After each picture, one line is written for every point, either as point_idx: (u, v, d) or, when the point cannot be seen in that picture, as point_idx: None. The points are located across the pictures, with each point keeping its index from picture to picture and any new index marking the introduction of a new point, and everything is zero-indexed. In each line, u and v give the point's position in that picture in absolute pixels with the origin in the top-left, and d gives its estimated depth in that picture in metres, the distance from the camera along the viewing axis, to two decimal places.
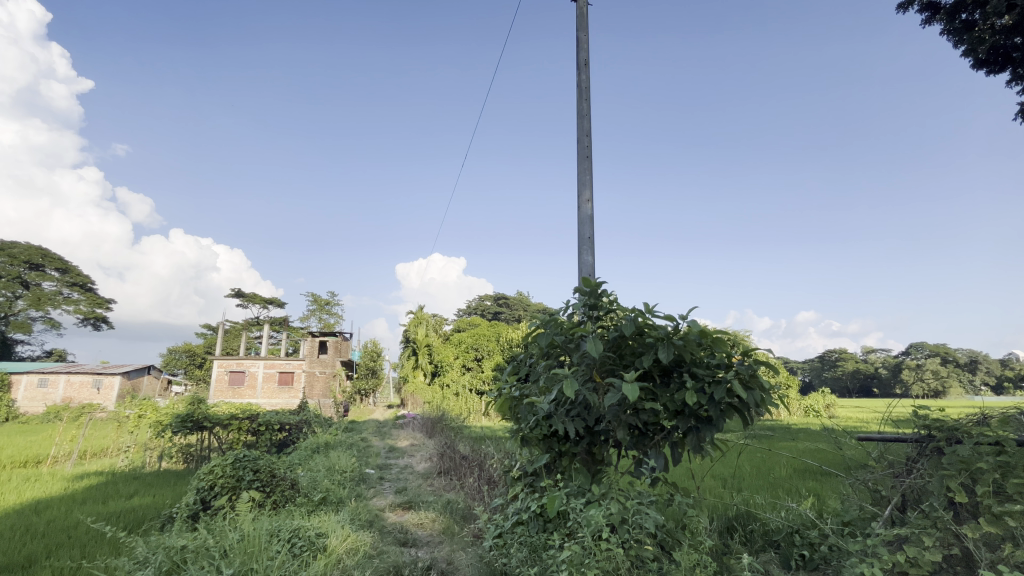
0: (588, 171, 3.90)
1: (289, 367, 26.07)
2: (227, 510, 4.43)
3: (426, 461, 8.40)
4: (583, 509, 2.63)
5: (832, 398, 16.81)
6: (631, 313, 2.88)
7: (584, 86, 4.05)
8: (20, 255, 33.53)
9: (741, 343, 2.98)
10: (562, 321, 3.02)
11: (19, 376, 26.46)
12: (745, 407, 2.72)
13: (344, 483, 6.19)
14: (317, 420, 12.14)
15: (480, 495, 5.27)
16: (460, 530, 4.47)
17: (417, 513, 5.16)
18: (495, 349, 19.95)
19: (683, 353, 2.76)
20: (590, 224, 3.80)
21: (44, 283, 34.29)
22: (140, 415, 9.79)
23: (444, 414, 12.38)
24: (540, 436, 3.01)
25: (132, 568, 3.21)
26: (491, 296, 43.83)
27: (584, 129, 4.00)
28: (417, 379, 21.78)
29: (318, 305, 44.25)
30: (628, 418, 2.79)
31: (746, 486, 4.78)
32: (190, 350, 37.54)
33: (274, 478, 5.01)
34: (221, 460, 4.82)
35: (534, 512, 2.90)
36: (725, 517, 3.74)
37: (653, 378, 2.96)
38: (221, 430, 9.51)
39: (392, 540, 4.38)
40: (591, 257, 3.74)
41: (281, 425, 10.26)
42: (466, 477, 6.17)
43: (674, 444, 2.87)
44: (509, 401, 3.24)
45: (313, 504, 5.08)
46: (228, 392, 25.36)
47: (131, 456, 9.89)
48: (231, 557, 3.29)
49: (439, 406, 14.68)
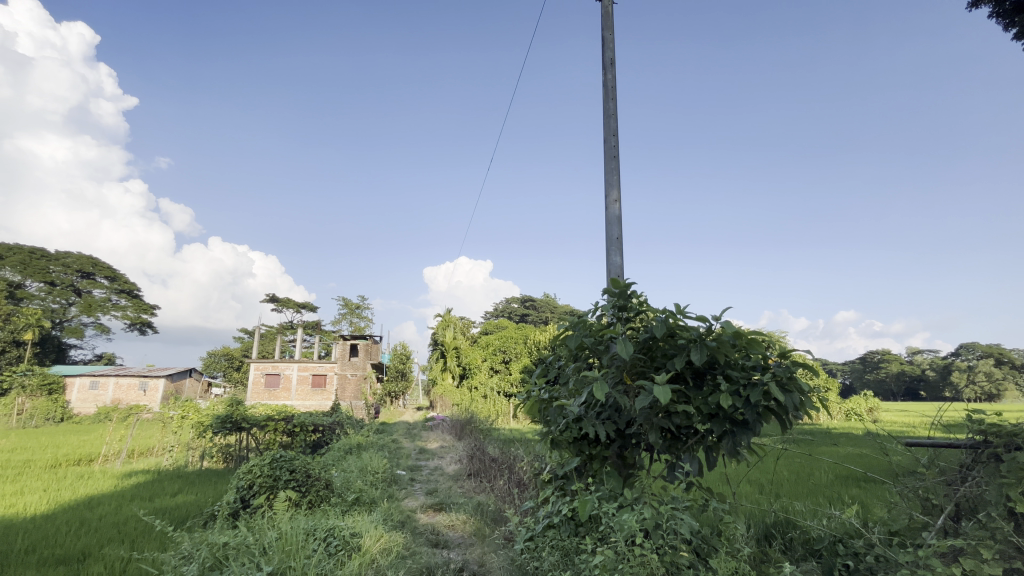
0: (615, 171, 3.85)
1: (322, 370, 26.74)
2: (265, 509, 4.57)
3: (456, 464, 8.47)
4: (616, 514, 2.59)
5: (875, 402, 16.11)
6: (661, 314, 2.83)
7: (610, 86, 4.01)
8: (73, 264, 35.55)
9: (778, 344, 2.88)
10: (591, 322, 3.00)
11: (72, 379, 27.99)
12: (783, 410, 2.63)
13: (377, 484, 6.31)
14: (349, 422, 12.40)
15: (510, 498, 5.26)
16: (491, 532, 4.48)
17: (448, 515, 5.21)
18: (523, 351, 19.91)
19: (717, 354, 2.69)
20: (618, 224, 3.75)
21: (94, 290, 36.27)
22: (183, 416, 10.22)
23: (472, 416, 12.46)
24: (569, 439, 2.96)
25: (178, 563, 3.35)
26: (518, 299, 43.88)
27: (610, 128, 3.95)
28: (446, 381, 21.99)
29: (349, 309, 45.24)
30: (660, 422, 2.74)
31: (785, 493, 4.62)
32: (228, 353, 38.94)
33: (310, 479, 5.13)
34: (259, 460, 4.98)
35: (566, 515, 2.86)
36: (763, 525, 3.62)
37: (686, 380, 2.89)
38: (258, 430, 9.83)
39: (424, 541, 4.42)
40: (619, 258, 3.68)
41: (315, 427, 10.53)
42: (496, 480, 6.17)
43: (709, 448, 2.80)
44: (538, 403, 3.22)
45: (347, 505, 5.18)
46: (264, 394, 26.18)
47: (175, 455, 10.33)
48: (270, 555, 3.39)
49: (467, 408, 14.78)
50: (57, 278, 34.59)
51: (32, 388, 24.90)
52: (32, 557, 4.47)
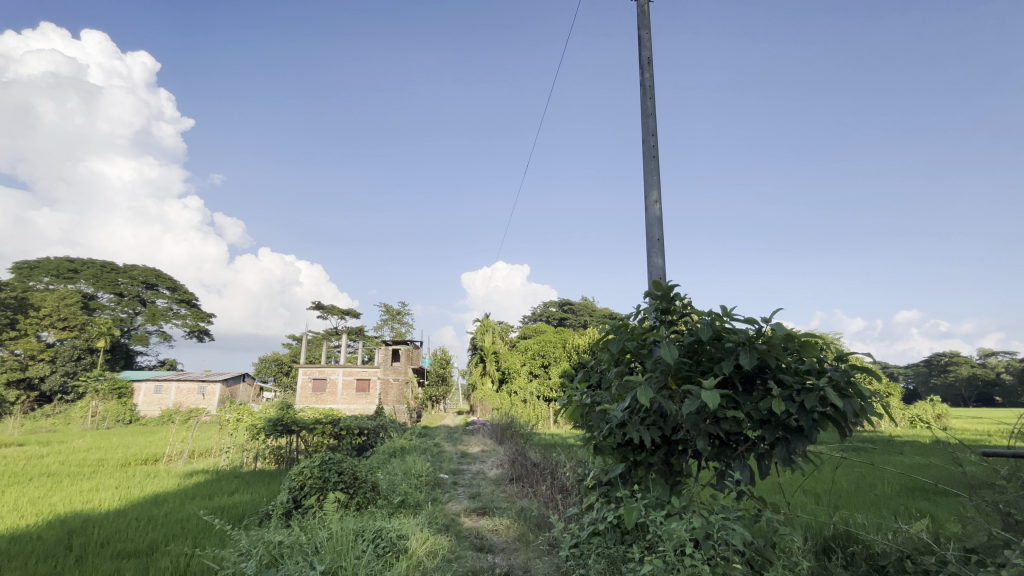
0: (655, 171, 3.77)
1: (365, 374, 27.45)
2: (316, 509, 4.74)
3: (498, 468, 8.49)
4: (664, 522, 2.51)
5: (944, 408, 14.99)
6: (707, 317, 2.74)
7: (648, 85, 3.95)
8: (139, 276, 38.23)
9: (834, 347, 2.74)
10: (633, 327, 2.95)
11: (138, 384, 29.66)
12: (841, 417, 2.50)
13: (421, 488, 6.41)
14: (393, 425, 12.66)
15: (553, 504, 5.20)
16: (536, 538, 4.45)
17: (492, 519, 5.22)
18: (562, 355, 19.73)
19: (768, 357, 2.58)
20: (659, 225, 3.66)
21: (158, 300, 38.85)
22: (238, 419, 10.79)
23: (513, 421, 12.45)
24: (614, 444, 2.89)
25: (237, 560, 3.52)
26: (556, 303, 43.62)
27: (649, 128, 3.88)
28: (485, 386, 22.15)
29: (390, 315, 46.36)
30: (708, 428, 2.64)
31: (845, 504, 4.37)
32: (278, 359, 40.71)
33: (357, 480, 5.28)
34: (309, 462, 5.16)
35: (611, 523, 2.79)
36: (820, 538, 3.44)
37: (734, 385, 2.79)
38: (307, 433, 10.24)
39: (469, 545, 4.44)
40: (661, 259, 3.58)
41: (360, 430, 10.82)
42: (539, 485, 6.13)
43: (761, 456, 2.68)
44: (580, 408, 3.17)
45: (392, 507, 5.30)
46: (312, 398, 27.09)
47: (231, 456, 10.88)
48: (322, 554, 3.50)
49: (507, 413, 14.81)
50: (125, 289, 37.26)
51: (104, 393, 26.86)
52: (107, 549, 4.81)
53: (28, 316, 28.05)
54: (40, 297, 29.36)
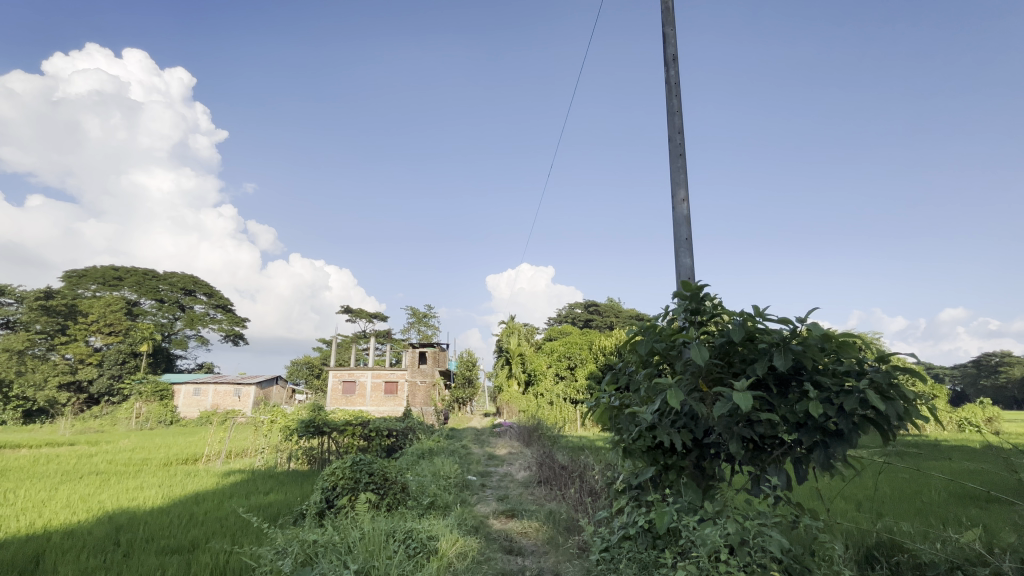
0: (682, 169, 3.70)
1: (393, 377, 27.87)
2: (348, 509, 4.83)
3: (525, 470, 8.46)
4: (697, 527, 2.46)
5: (995, 411, 14.19)
6: (739, 317, 2.66)
7: (674, 82, 3.88)
8: (178, 282, 39.85)
9: (874, 347, 2.63)
10: (662, 328, 2.89)
11: (178, 387, 30.83)
12: (884, 420, 2.40)
13: (450, 489, 6.45)
14: (421, 427, 12.79)
15: (582, 508, 5.16)
16: (565, 542, 4.43)
17: (521, 521, 5.22)
18: (588, 357, 19.45)
19: (805, 358, 2.49)
20: (687, 224, 3.59)
21: (196, 306, 40.41)
22: (273, 420, 11.12)
23: (540, 422, 12.44)
24: (643, 448, 2.83)
25: (274, 557, 3.62)
26: (582, 304, 43.30)
27: (675, 126, 3.81)
28: (512, 388, 22.21)
29: (417, 317, 46.96)
30: (742, 431, 2.58)
31: (889, 511, 4.18)
32: (309, 362, 41.75)
33: (388, 481, 5.35)
34: (341, 463, 5.28)
35: (642, 527, 2.74)
36: (861, 546, 3.31)
37: (768, 387, 2.71)
38: (338, 434, 10.47)
39: (498, 547, 4.45)
40: (690, 259, 3.51)
41: (390, 431, 10.96)
42: (567, 488, 6.09)
43: (798, 460, 2.60)
44: (608, 410, 3.12)
45: (422, 508, 5.36)
46: (342, 400, 27.60)
47: (266, 456, 11.23)
48: (355, 554, 3.57)
49: (534, 415, 14.81)
50: (166, 295, 38.91)
51: (147, 395, 28.09)
52: (152, 545, 5.02)
53: (78, 322, 29.45)
54: (88, 303, 30.89)
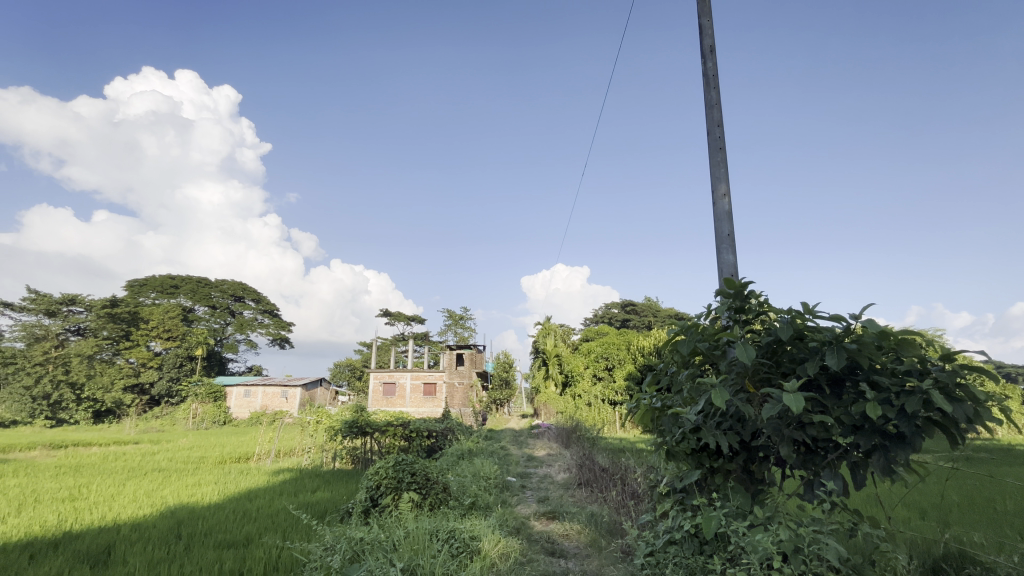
0: (722, 164, 3.59)
1: (432, 378, 28.34)
2: (392, 508, 4.94)
3: (565, 472, 8.39)
4: (747, 533, 2.37)
5: None
6: (787, 315, 2.55)
7: (711, 74, 3.78)
8: (228, 289, 41.90)
9: (937, 345, 2.47)
10: (704, 327, 2.80)
11: (230, 388, 32.38)
12: (950, 423, 2.25)
13: (490, 490, 6.50)
14: (460, 428, 12.91)
15: (625, 511, 5.09)
16: (608, 545, 4.37)
17: (562, 523, 5.19)
18: (626, 357, 18.98)
19: (861, 357, 2.36)
20: (729, 220, 3.48)
21: (245, 312, 42.43)
22: (319, 421, 11.55)
23: (578, 423, 12.37)
24: (688, 450, 2.73)
25: (323, 553, 3.73)
26: (618, 304, 42.73)
27: (714, 119, 3.70)
28: (549, 389, 22.20)
29: (453, 320, 47.60)
30: (793, 433, 2.46)
31: (958, 521, 3.88)
32: (351, 364, 43.06)
33: (429, 481, 5.43)
34: (384, 463, 5.41)
35: (688, 532, 2.66)
36: (927, 557, 3.11)
37: (821, 388, 2.59)
38: (380, 435, 10.75)
39: (540, 548, 4.45)
40: (733, 256, 3.39)
41: (429, 432, 11.11)
42: (610, 490, 5.99)
43: (855, 465, 2.47)
44: (650, 412, 3.03)
45: (464, 508, 5.43)
46: (383, 401, 28.21)
47: (312, 455, 11.66)
48: (400, 552, 3.64)
49: (572, 416, 14.74)
50: (218, 302, 41.03)
51: (202, 397, 29.76)
52: (210, 539, 5.30)
53: (140, 329, 31.42)
54: (148, 310, 32.92)
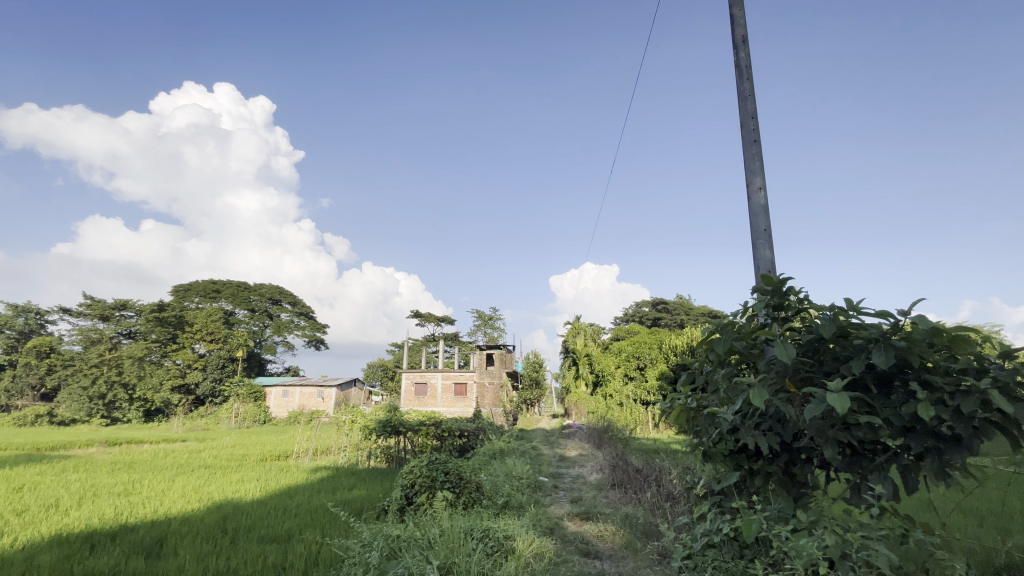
0: (757, 156, 3.49)
1: (462, 378, 28.60)
2: (427, 506, 5.02)
3: (598, 473, 8.34)
4: (791, 538, 2.29)
5: None
6: (829, 312, 2.44)
7: (744, 65, 3.67)
8: (266, 293, 43.41)
9: (995, 342, 2.32)
10: (740, 324, 2.71)
11: (270, 389, 33.54)
12: (1011, 424, 2.12)
13: (523, 489, 6.53)
14: (492, 428, 12.96)
15: (661, 513, 5.01)
16: (644, 547, 4.32)
17: (596, 524, 5.15)
18: (658, 357, 18.63)
19: (910, 355, 2.24)
20: (765, 214, 3.37)
21: (282, 314, 43.89)
22: (354, 420, 11.87)
23: (610, 424, 12.26)
24: (725, 452, 2.66)
25: (361, 550, 3.83)
26: (649, 302, 42.13)
27: (748, 111, 3.60)
28: (580, 389, 22.10)
29: (483, 320, 47.92)
30: (838, 435, 2.36)
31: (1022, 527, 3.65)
32: (384, 364, 43.96)
33: (462, 480, 5.48)
34: (419, 462, 5.51)
35: (727, 535, 2.59)
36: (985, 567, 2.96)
37: (868, 388, 2.47)
38: (413, 434, 10.94)
39: (574, 549, 4.43)
40: (769, 251, 3.28)
41: (461, 432, 11.20)
42: (644, 492, 5.90)
43: (906, 468, 2.36)
44: (685, 412, 2.96)
45: (497, 507, 5.46)
46: (415, 400, 28.61)
47: (348, 454, 11.94)
48: (436, 549, 3.69)
49: (603, 416, 14.61)
50: (256, 305, 42.60)
51: (243, 397, 30.94)
52: (255, 533, 5.52)
53: (185, 331, 32.78)
54: (193, 314, 34.35)
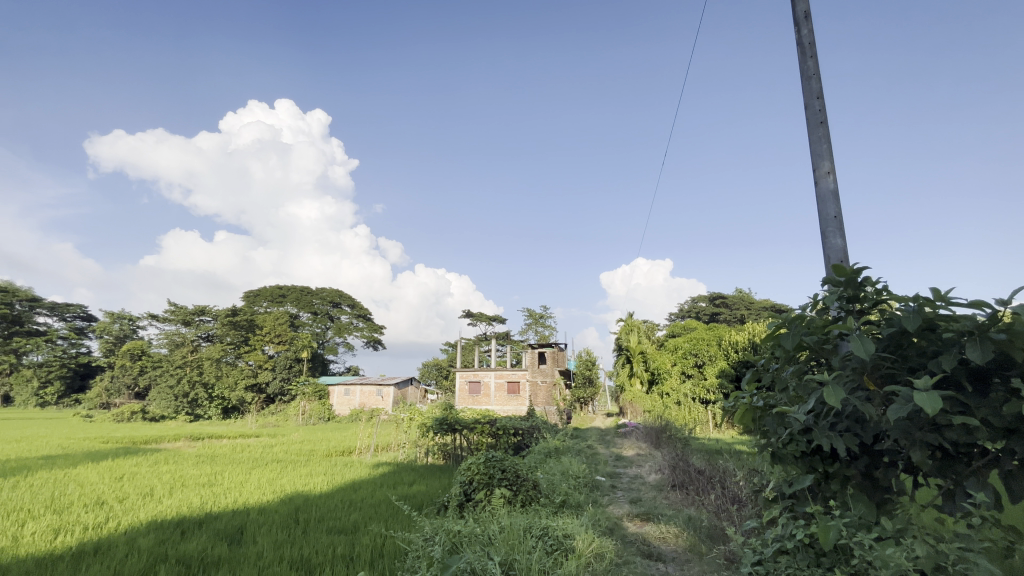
0: (824, 139, 3.26)
1: (515, 377, 28.74)
2: (485, 503, 5.10)
3: (657, 473, 8.15)
4: (874, 547, 2.14)
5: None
6: (913, 302, 2.25)
7: (807, 42, 3.45)
8: (327, 296, 45.69)
9: None
10: (810, 319, 2.55)
11: (333, 388, 35.26)
12: None
13: (579, 488, 6.46)
14: (546, 426, 12.95)
15: (726, 517, 4.80)
16: (710, 551, 4.17)
17: (658, 526, 5.01)
18: (717, 354, 17.86)
19: (1014, 349, 2.01)
20: (835, 200, 3.15)
21: (342, 317, 46.01)
22: (411, 418, 12.37)
23: (668, 423, 11.92)
24: (797, 453, 2.51)
25: (423, 543, 3.96)
26: (706, 297, 40.58)
27: (812, 91, 3.37)
28: (635, 387, 21.67)
29: (534, 318, 48.01)
30: (928, 437, 2.16)
31: None
32: (438, 364, 45.08)
33: (520, 478, 5.52)
34: (477, 459, 5.63)
35: (802, 542, 2.44)
36: None
37: (962, 386, 2.25)
38: (468, 432, 11.17)
39: (636, 551, 4.34)
40: (841, 240, 3.06)
41: (516, 430, 11.25)
42: (708, 494, 5.69)
43: (1009, 475, 2.12)
44: (751, 411, 2.81)
45: (555, 506, 5.44)
46: (469, 399, 29.07)
47: (407, 450, 12.32)
48: (497, 545, 3.75)
49: (660, 415, 14.22)
50: (319, 309, 44.93)
51: (309, 395, 32.70)
52: (323, 524, 5.82)
53: (256, 334, 35.03)
54: (262, 318, 36.66)
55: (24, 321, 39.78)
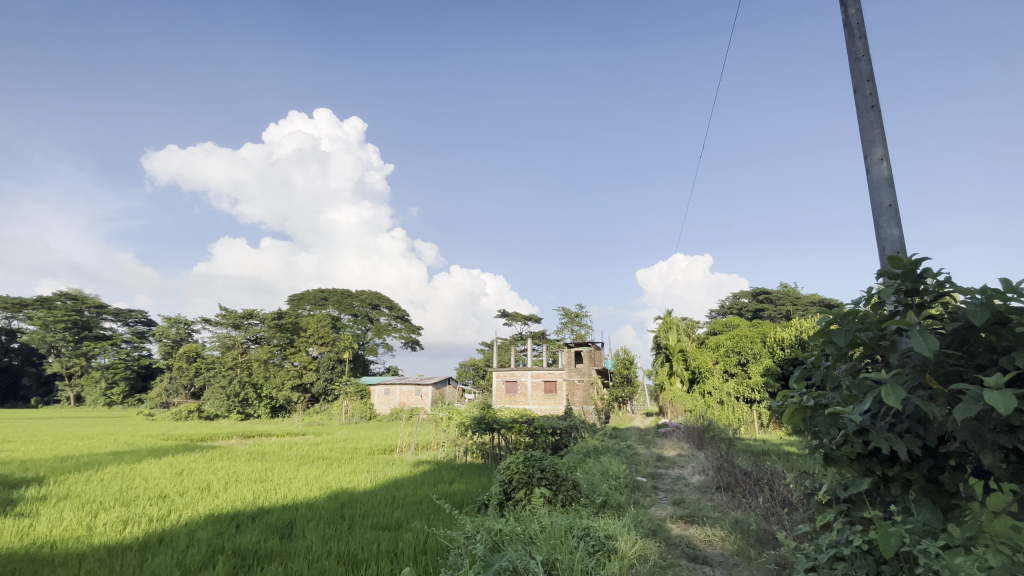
0: (877, 123, 3.09)
1: (552, 376, 28.64)
2: (526, 502, 5.11)
3: (700, 474, 7.93)
4: (942, 555, 2.01)
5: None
6: (979, 295, 2.09)
7: (856, 22, 3.27)
8: (366, 298, 46.86)
9: None
10: (864, 314, 2.42)
11: (373, 388, 36.16)
12: None
13: (621, 489, 6.37)
14: (584, 425, 12.85)
15: (776, 520, 4.63)
16: (759, 555, 4.03)
17: (703, 528, 4.88)
18: (762, 352, 17.21)
19: None
20: (889, 188, 2.97)
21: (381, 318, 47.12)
22: (450, 418, 12.56)
23: (710, 423, 11.58)
24: (852, 455, 2.39)
25: (465, 541, 4.02)
26: (749, 293, 39.17)
27: (862, 73, 3.20)
28: (675, 386, 21.17)
29: (569, 317, 47.69)
30: (1001, 439, 2.01)
31: None
32: (475, 364, 45.49)
33: (559, 478, 5.50)
34: (515, 458, 5.63)
35: (860, 548, 2.32)
36: None
37: None
38: (506, 431, 11.21)
39: (680, 553, 4.25)
40: (896, 229, 2.89)
41: (554, 429, 11.19)
42: (754, 496, 5.51)
43: None
44: (801, 411, 2.69)
45: (596, 506, 5.39)
46: (506, 399, 29.18)
47: (447, 449, 12.49)
48: (539, 545, 3.75)
49: (703, 415, 13.85)
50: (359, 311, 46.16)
51: (351, 395, 33.68)
52: (366, 521, 5.97)
53: (301, 336, 36.39)
54: (306, 320, 38.03)
55: (93, 326, 42.81)
